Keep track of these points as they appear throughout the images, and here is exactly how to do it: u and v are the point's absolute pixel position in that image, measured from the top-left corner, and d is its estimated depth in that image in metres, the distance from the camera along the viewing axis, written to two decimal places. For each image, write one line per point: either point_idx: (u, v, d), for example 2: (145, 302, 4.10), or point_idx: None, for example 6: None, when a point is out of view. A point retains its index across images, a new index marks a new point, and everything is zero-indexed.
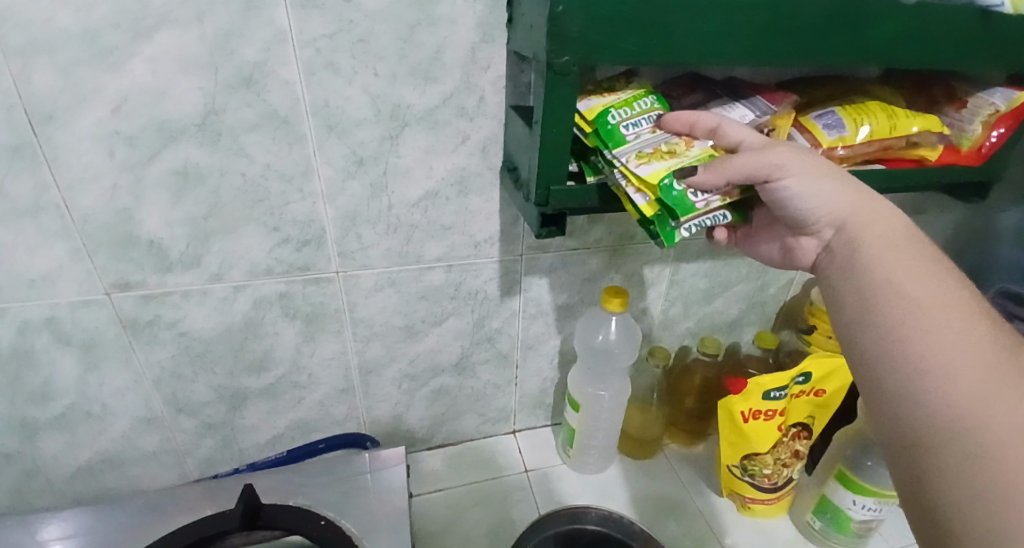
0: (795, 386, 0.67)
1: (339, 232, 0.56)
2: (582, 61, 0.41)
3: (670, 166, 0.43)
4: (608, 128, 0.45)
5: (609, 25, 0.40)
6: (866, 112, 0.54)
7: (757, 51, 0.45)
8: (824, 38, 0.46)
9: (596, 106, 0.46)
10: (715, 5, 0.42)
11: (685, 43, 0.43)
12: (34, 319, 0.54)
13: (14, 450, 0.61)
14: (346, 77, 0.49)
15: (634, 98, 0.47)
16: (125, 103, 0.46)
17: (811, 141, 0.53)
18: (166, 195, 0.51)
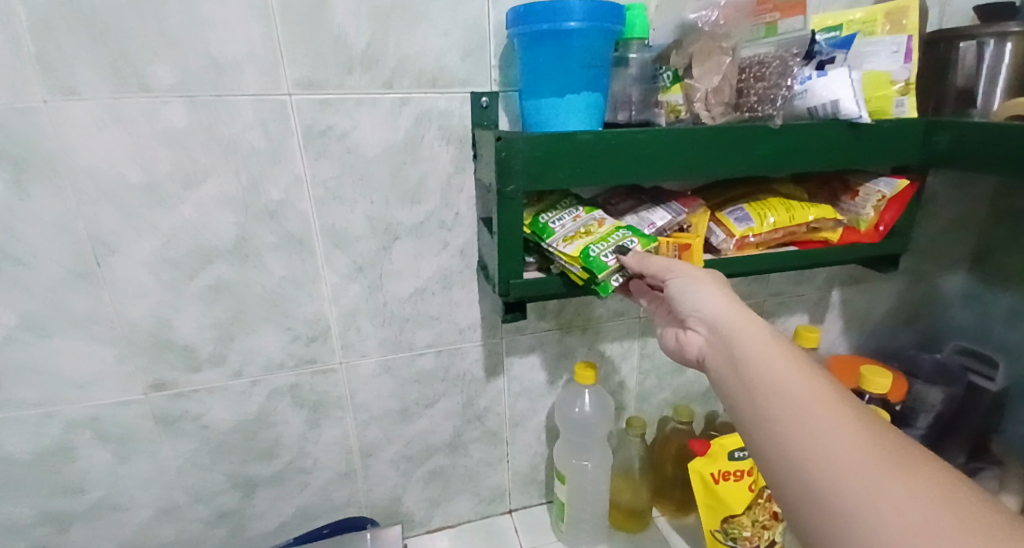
0: None
1: (342, 327, 0.66)
2: (526, 188, 0.54)
3: (585, 239, 0.56)
4: (537, 227, 0.59)
5: (545, 162, 0.53)
6: (769, 206, 0.68)
7: (669, 170, 0.58)
8: (720, 157, 0.59)
9: (530, 214, 0.61)
10: (626, 141, 0.55)
11: (607, 170, 0.56)
12: (78, 418, 0.62)
13: (43, 545, 0.66)
14: (348, 204, 0.61)
15: (559, 203, 0.62)
16: (173, 236, 0.58)
17: (726, 232, 0.66)
18: (200, 305, 0.62)
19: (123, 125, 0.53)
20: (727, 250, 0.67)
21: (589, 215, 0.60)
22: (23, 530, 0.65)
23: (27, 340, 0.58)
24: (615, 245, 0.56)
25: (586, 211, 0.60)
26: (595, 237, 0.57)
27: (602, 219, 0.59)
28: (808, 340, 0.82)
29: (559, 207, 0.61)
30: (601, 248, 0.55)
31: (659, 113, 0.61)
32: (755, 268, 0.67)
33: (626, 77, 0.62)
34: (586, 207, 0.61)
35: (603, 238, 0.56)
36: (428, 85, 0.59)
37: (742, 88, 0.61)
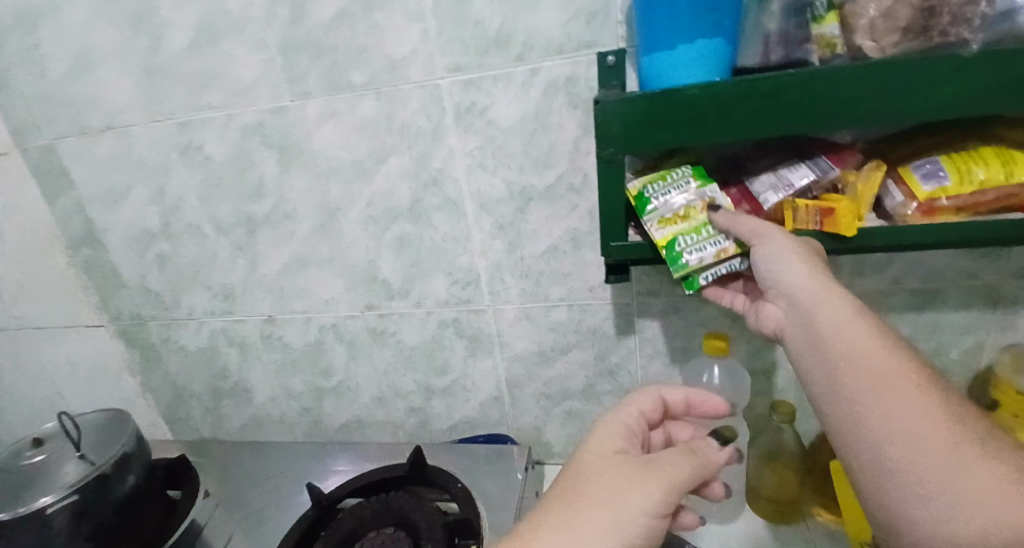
0: None
1: (489, 276, 0.77)
2: (628, 151, 0.55)
3: (678, 230, 0.55)
4: (638, 201, 0.57)
5: (642, 124, 0.53)
6: (977, 159, 0.51)
7: (799, 120, 0.50)
8: (877, 100, 0.48)
9: (637, 184, 0.58)
10: (739, 93, 0.50)
11: (717, 128, 0.52)
12: (325, 323, 0.87)
13: (307, 406, 0.97)
14: (490, 171, 0.69)
15: (673, 170, 0.58)
16: (373, 199, 0.74)
17: (905, 194, 0.53)
18: (391, 251, 0.78)
19: (338, 117, 0.69)
20: (904, 217, 0.53)
21: (697, 196, 0.56)
22: (297, 394, 0.96)
23: (295, 268, 0.83)
24: (707, 246, 0.54)
25: (693, 189, 0.56)
26: (689, 229, 0.55)
27: (709, 199, 0.56)
28: None
29: (670, 176, 0.57)
30: (688, 242, 0.55)
31: (809, 49, 0.51)
32: (944, 238, 0.51)
33: (773, 9, 0.52)
34: (699, 182, 0.57)
35: (696, 233, 0.55)
36: (556, 54, 0.61)
37: (932, 6, 0.46)
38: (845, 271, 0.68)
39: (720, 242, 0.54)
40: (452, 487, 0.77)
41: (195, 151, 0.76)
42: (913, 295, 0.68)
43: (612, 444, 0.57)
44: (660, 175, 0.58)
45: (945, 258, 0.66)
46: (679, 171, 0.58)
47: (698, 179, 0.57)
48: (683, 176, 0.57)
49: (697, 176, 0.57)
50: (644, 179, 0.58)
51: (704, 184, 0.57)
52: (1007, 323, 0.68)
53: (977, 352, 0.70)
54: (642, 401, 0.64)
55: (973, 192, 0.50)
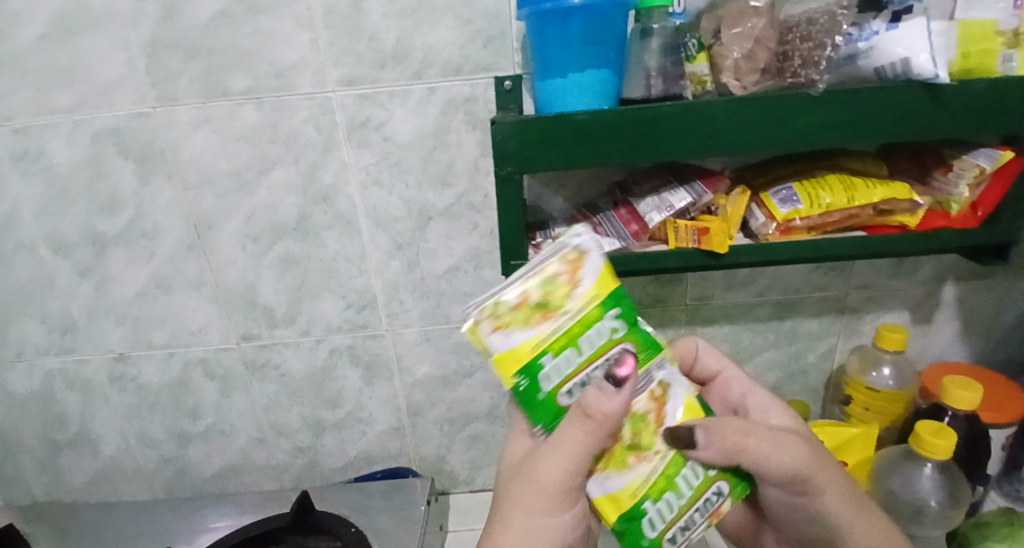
0: None
1: (386, 298, 0.73)
2: (525, 171, 0.50)
3: (642, 486, 0.37)
4: (531, 377, 0.35)
5: (541, 146, 0.49)
6: (824, 185, 0.55)
7: (691, 147, 0.50)
8: (754, 131, 0.50)
9: (529, 345, 0.35)
10: (635, 117, 0.49)
11: (612, 150, 0.50)
12: (194, 358, 0.76)
13: (172, 454, 0.84)
14: (387, 188, 0.66)
15: (589, 322, 0.36)
16: (253, 216, 0.67)
17: (767, 215, 0.55)
18: (276, 273, 0.71)
19: (214, 125, 0.62)
20: (766, 236, 0.56)
21: (641, 383, 0.38)
22: (159, 442, 0.83)
23: (157, 295, 0.72)
24: (692, 504, 0.38)
25: (634, 374, 0.38)
26: (654, 474, 0.37)
27: (664, 400, 0.39)
28: (890, 342, 0.70)
29: (585, 341, 0.36)
30: (664, 510, 0.37)
31: (684, 85, 0.53)
32: (799, 257, 0.55)
33: (652, 47, 0.54)
34: (640, 357, 0.38)
35: (665, 481, 0.37)
36: (453, 74, 0.60)
37: (786, 50, 0.52)
38: (722, 286, 0.74)
39: (700, 508, 0.39)
40: (343, 533, 0.71)
41: (29, 159, 0.64)
42: (778, 307, 0.76)
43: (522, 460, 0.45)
44: (570, 339, 0.35)
45: (803, 272, 0.74)
46: (601, 331, 0.36)
47: (637, 348, 0.38)
48: (615, 342, 0.37)
49: (633, 339, 0.38)
50: (543, 344, 0.35)
51: (648, 359, 0.38)
52: (852, 328, 0.78)
53: (830, 355, 0.80)
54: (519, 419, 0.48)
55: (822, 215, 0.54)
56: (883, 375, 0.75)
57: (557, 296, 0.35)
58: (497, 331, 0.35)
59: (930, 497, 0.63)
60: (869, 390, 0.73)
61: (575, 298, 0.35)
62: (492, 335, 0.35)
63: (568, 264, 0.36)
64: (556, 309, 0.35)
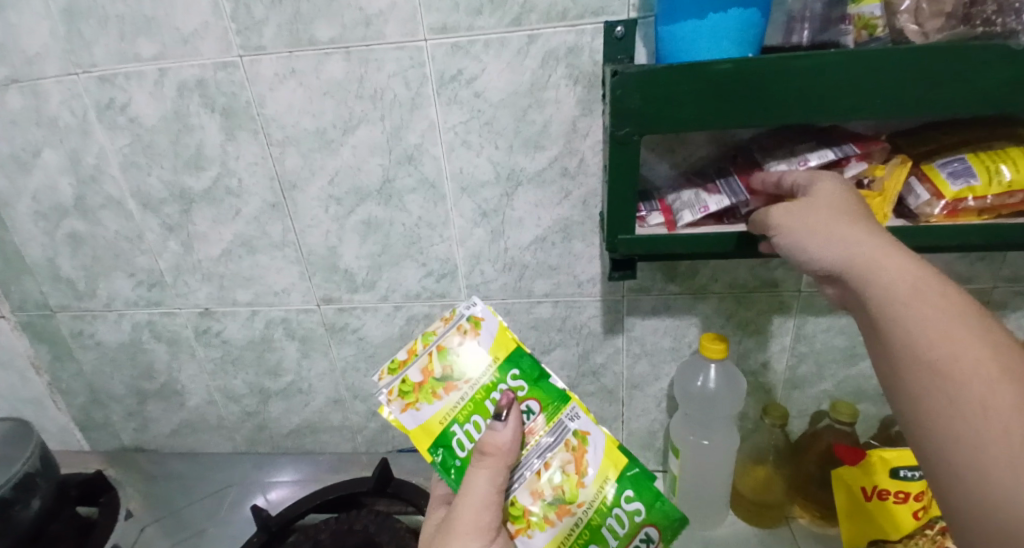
0: None
1: (467, 268, 0.69)
2: (645, 132, 0.44)
3: (567, 540, 0.48)
4: (446, 444, 0.49)
5: (665, 102, 0.43)
6: (1006, 157, 0.46)
7: (845, 110, 0.42)
8: (929, 90, 0.41)
9: (438, 417, 0.49)
10: (783, 71, 0.41)
11: (748, 109, 0.42)
12: (275, 318, 0.76)
13: (253, 409, 0.86)
14: (475, 150, 0.61)
15: (490, 389, 0.50)
16: (336, 176, 0.64)
17: (932, 192, 0.46)
18: (357, 237, 0.68)
19: (299, 78, 0.59)
20: (927, 217, 0.47)
21: (553, 435, 0.50)
22: (241, 396, 0.85)
23: (240, 254, 0.72)
24: None
25: (545, 426, 0.50)
26: (580, 520, 0.48)
27: (584, 458, 0.49)
28: None
29: (487, 403, 0.50)
30: None
31: (846, 30, 0.44)
32: (965, 243, 0.46)
33: None
34: (548, 410, 0.50)
35: (585, 536, 0.48)
36: (557, 20, 0.53)
37: None
38: None
39: None
40: (423, 505, 0.68)
41: (117, 111, 0.64)
42: None
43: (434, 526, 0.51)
44: (474, 405, 0.49)
45: (943, 260, 0.63)
46: (504, 390, 0.50)
47: (542, 404, 0.50)
48: (521, 399, 0.50)
49: (537, 396, 0.50)
50: (449, 413, 0.49)
51: (558, 410, 0.50)
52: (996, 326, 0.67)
53: None
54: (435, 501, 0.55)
55: (1004, 194, 0.45)
56: None
57: (455, 367, 0.50)
58: (412, 408, 0.49)
59: None
60: None
61: (472, 371, 0.50)
62: (405, 413, 0.49)
63: (465, 338, 0.51)
64: (456, 381, 0.50)
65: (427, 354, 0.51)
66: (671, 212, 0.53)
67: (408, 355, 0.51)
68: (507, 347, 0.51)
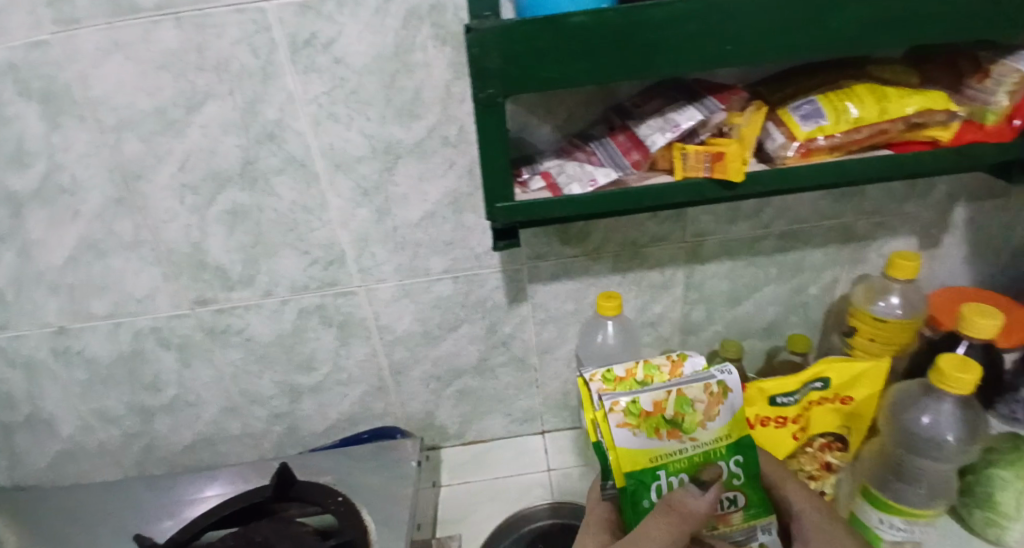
0: (811, 392, 0.59)
1: (355, 252, 0.64)
2: (510, 94, 0.42)
3: None
4: (643, 479, 0.47)
5: (527, 61, 0.41)
6: (851, 97, 0.48)
7: (704, 60, 0.42)
8: (777, 33, 0.41)
9: (653, 454, 0.47)
10: (639, 21, 0.40)
11: (609, 62, 0.41)
12: (143, 328, 0.68)
13: (137, 429, 0.77)
14: (344, 123, 0.56)
15: (709, 459, 0.49)
16: (187, 161, 0.57)
17: (786, 135, 0.48)
18: (223, 229, 0.61)
19: (124, 51, 0.51)
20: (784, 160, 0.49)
21: (742, 531, 0.50)
22: (119, 418, 0.76)
23: (88, 260, 0.63)
24: None
25: (739, 522, 0.49)
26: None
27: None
28: (902, 270, 0.63)
29: (701, 469, 0.48)
30: None
31: None
32: (821, 181, 0.48)
33: None
34: (749, 509, 0.50)
35: None
36: None
37: None
38: (723, 219, 0.68)
39: None
40: (330, 504, 0.65)
41: None
42: (782, 238, 0.70)
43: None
44: (689, 462, 0.48)
45: (810, 200, 0.67)
46: (721, 468, 0.49)
47: (747, 501, 0.50)
48: (728, 484, 0.49)
49: (747, 494, 0.50)
50: (664, 456, 0.48)
51: (756, 516, 0.50)
52: (858, 257, 0.72)
53: (833, 286, 0.74)
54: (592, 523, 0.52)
55: (849, 132, 0.47)
56: (891, 305, 0.67)
57: (690, 420, 0.48)
58: (629, 429, 0.47)
59: (947, 433, 0.55)
60: (875, 320, 0.65)
61: (713, 428, 0.49)
62: (620, 428, 0.47)
63: (708, 399, 0.49)
64: (682, 432, 0.48)
65: (666, 392, 0.49)
66: (557, 185, 0.51)
67: (627, 374, 0.54)
68: (742, 432, 0.50)
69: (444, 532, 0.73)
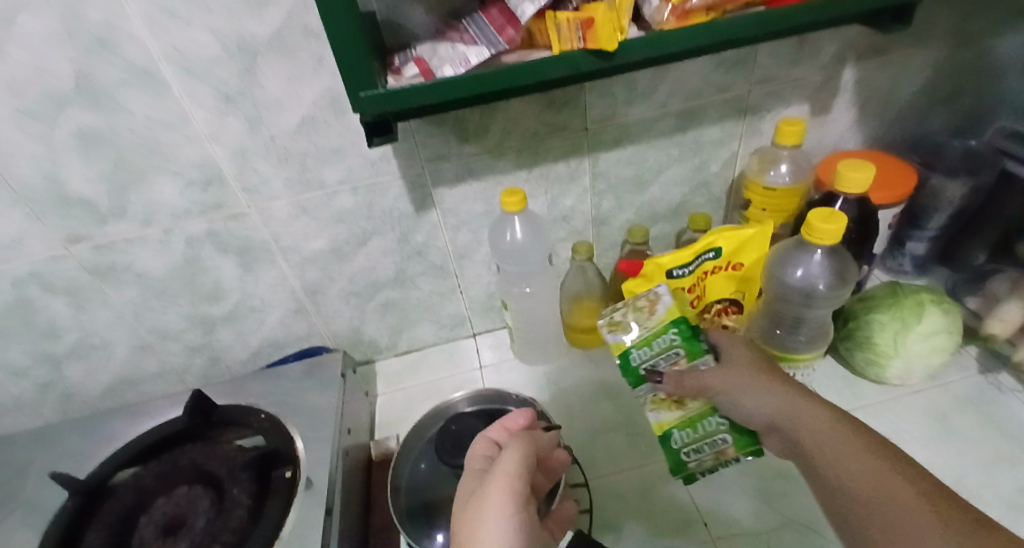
0: (704, 263, 0.61)
1: (236, 169, 0.61)
2: None
3: (684, 416, 0.55)
4: (625, 358, 0.56)
5: None
6: None
7: None
8: None
9: (623, 342, 0.56)
10: None
11: None
12: (21, 275, 0.64)
13: (48, 379, 0.75)
14: (183, 18, 0.50)
15: (660, 332, 0.55)
16: (14, 83, 0.51)
17: None
18: (76, 156, 0.56)
19: None
20: (661, 24, 0.47)
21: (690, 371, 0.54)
22: (24, 371, 0.73)
23: None
24: (709, 446, 0.55)
25: (687, 364, 0.54)
26: (682, 417, 0.55)
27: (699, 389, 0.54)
28: (788, 136, 0.65)
29: (657, 339, 0.55)
30: (683, 439, 0.56)
31: None
32: (695, 43, 0.47)
33: None
34: (688, 352, 0.54)
35: (689, 423, 0.55)
36: None
37: None
38: (620, 100, 0.66)
39: (721, 442, 0.55)
40: (253, 421, 0.67)
41: None
42: (679, 116, 0.70)
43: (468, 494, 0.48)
44: (647, 338, 0.55)
45: (702, 71, 0.66)
46: (665, 335, 0.55)
47: (686, 349, 0.54)
48: (669, 346, 0.55)
49: (685, 347, 0.54)
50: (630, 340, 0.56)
51: (694, 357, 0.54)
52: (754, 128, 0.73)
53: (733, 161, 0.76)
54: (473, 456, 0.52)
55: None
56: (780, 174, 0.71)
57: (641, 314, 0.56)
58: (613, 332, 0.56)
59: (820, 283, 0.61)
60: (766, 190, 0.70)
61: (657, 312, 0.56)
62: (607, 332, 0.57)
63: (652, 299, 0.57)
64: (640, 321, 0.56)
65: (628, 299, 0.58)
66: (430, 70, 0.47)
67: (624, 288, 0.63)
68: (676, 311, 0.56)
69: (382, 435, 0.76)
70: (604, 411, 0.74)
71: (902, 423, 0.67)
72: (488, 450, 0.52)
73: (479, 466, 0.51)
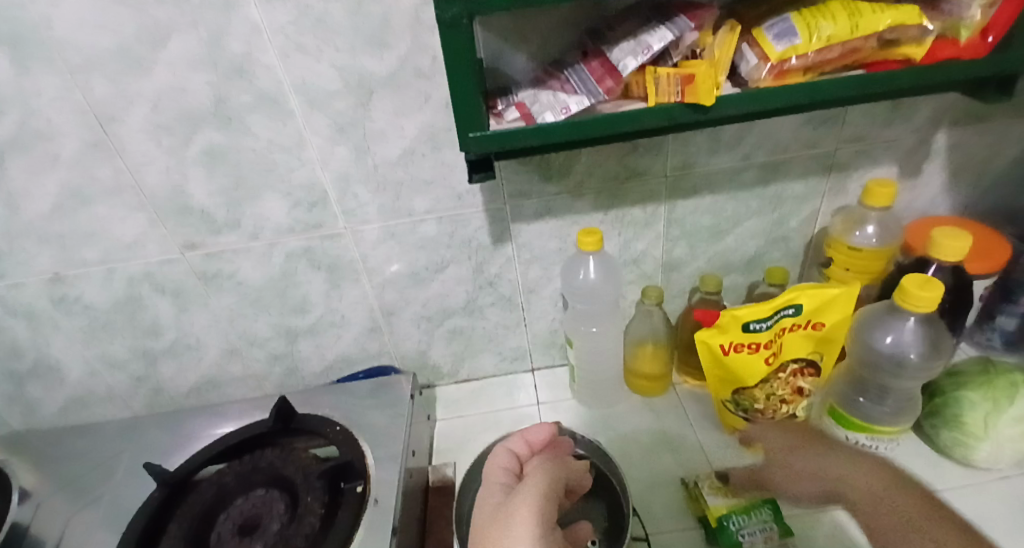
0: (784, 319, 0.60)
1: (338, 193, 0.65)
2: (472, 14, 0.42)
3: None
4: (723, 521, 0.58)
5: None
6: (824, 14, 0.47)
7: None
8: None
9: (720, 507, 0.60)
10: None
11: None
12: (136, 274, 0.70)
13: (143, 373, 0.81)
14: (313, 55, 0.56)
15: (755, 506, 0.59)
16: (158, 99, 0.57)
17: (760, 56, 0.48)
18: (202, 170, 0.62)
19: None
20: (758, 81, 0.49)
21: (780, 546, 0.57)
22: (123, 363, 0.79)
23: (73, 207, 0.64)
24: None
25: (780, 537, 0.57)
26: None
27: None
28: (877, 198, 0.64)
29: (752, 509, 0.59)
30: None
31: None
32: (793, 102, 0.48)
33: None
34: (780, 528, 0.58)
35: None
36: None
37: None
38: (704, 149, 0.68)
39: None
40: (328, 432, 0.69)
41: None
42: (763, 170, 0.70)
43: (491, 506, 0.50)
44: (744, 505, 0.59)
45: (790, 126, 0.67)
46: (761, 510, 0.59)
47: (777, 522, 0.58)
48: (764, 519, 0.58)
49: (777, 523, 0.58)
50: (727, 507, 0.60)
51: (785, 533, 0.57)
52: (838, 186, 0.72)
53: (814, 218, 0.75)
54: (495, 468, 0.56)
55: (820, 51, 0.47)
56: (866, 234, 0.70)
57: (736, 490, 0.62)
58: (711, 493, 0.61)
59: (911, 352, 0.59)
60: (851, 250, 0.69)
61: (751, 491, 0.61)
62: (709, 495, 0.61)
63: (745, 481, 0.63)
64: (737, 495, 0.61)
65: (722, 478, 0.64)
66: (531, 115, 0.50)
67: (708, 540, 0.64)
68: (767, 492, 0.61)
69: (439, 460, 0.77)
70: (665, 462, 0.72)
71: (991, 508, 0.63)
72: (509, 463, 0.56)
73: (503, 478, 0.54)
